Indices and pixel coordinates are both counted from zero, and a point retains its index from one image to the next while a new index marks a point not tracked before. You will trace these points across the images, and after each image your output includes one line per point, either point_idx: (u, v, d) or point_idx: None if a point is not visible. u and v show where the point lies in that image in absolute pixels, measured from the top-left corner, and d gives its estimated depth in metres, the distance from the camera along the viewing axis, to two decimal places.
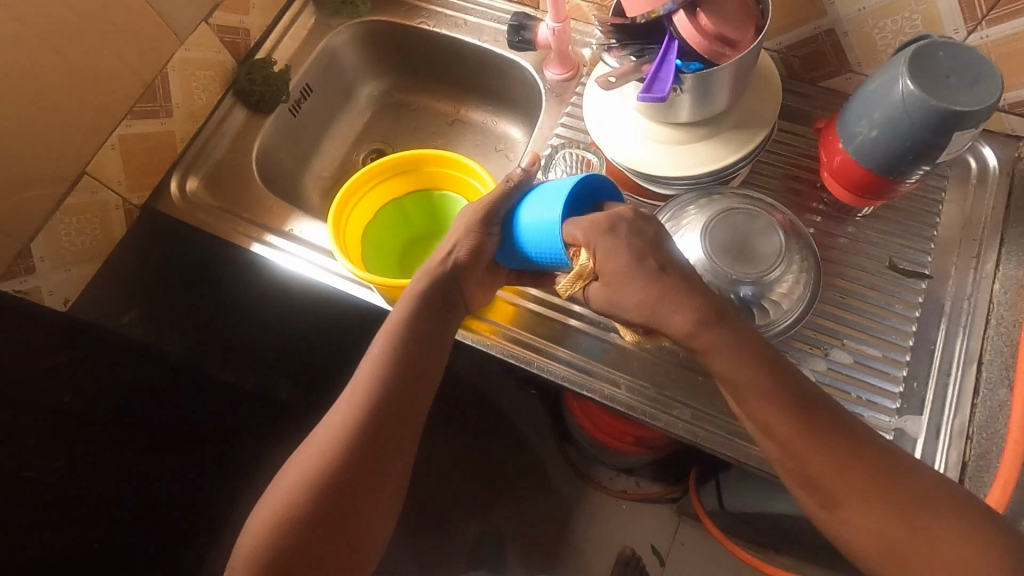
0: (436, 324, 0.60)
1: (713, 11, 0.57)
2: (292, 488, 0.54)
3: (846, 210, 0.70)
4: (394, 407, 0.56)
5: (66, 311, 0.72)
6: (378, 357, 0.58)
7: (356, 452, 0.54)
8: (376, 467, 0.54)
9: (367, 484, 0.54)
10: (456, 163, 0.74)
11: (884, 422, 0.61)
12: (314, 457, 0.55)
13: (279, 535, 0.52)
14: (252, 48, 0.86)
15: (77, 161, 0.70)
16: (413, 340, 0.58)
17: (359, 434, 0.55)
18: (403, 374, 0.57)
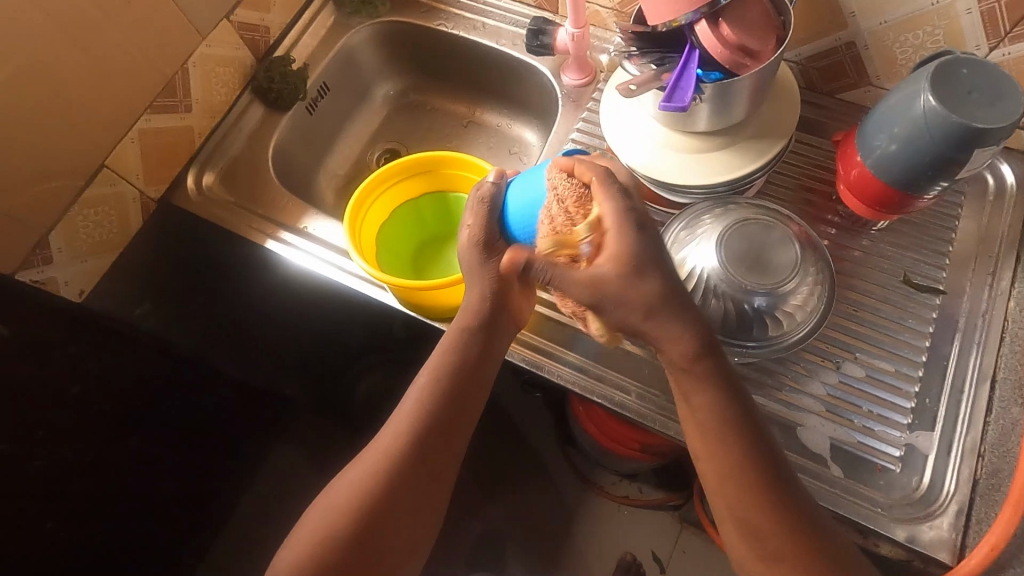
0: (482, 349, 0.61)
1: (735, 21, 0.56)
2: (338, 504, 0.56)
3: (861, 223, 0.70)
4: (441, 431, 0.59)
5: (81, 302, 0.73)
6: (426, 380, 0.60)
7: (404, 472, 0.57)
8: (422, 487, 0.57)
9: (411, 502, 0.57)
10: (471, 166, 0.75)
11: (894, 437, 0.61)
12: (364, 474, 0.57)
13: (329, 551, 0.54)
14: (271, 46, 0.87)
15: (97, 154, 0.70)
16: (461, 372, 0.60)
17: (407, 457, 0.57)
18: (450, 401, 0.59)
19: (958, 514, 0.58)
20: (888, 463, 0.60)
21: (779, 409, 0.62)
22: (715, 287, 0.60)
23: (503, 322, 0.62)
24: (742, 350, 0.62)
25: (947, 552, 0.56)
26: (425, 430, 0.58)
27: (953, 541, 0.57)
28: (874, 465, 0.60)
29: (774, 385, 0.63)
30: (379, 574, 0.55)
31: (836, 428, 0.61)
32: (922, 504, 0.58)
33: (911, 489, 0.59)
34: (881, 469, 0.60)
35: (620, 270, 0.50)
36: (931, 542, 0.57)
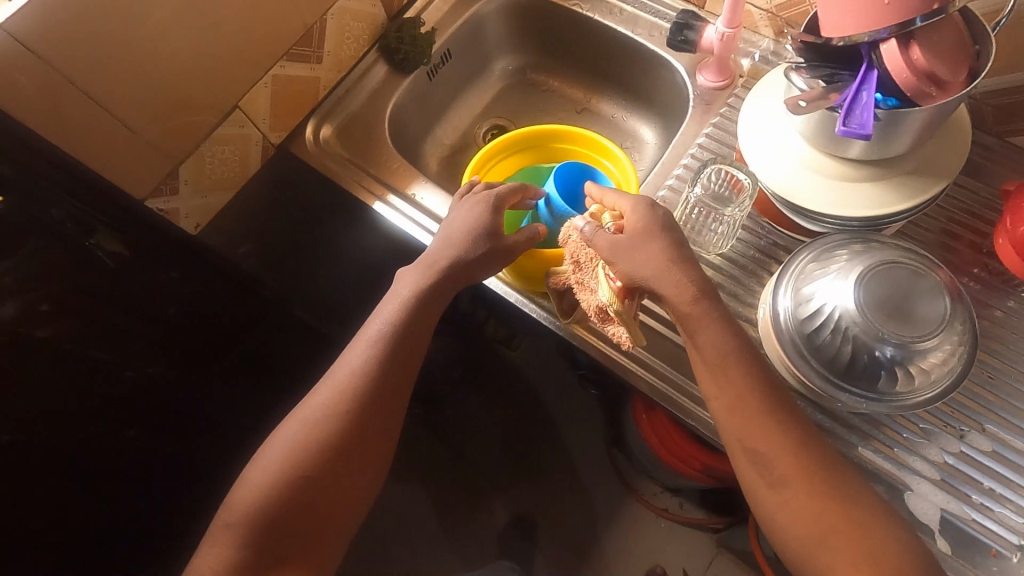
0: (425, 310, 0.63)
1: (928, 44, 0.51)
2: (296, 444, 0.59)
3: (1010, 283, 0.64)
4: (387, 381, 0.61)
5: (195, 234, 0.75)
6: (374, 339, 0.62)
7: (349, 422, 0.60)
8: (368, 439, 0.61)
9: (364, 451, 0.60)
10: (592, 143, 0.76)
11: (1017, 523, 0.55)
12: (313, 420, 0.60)
13: (283, 489, 0.58)
14: (404, 6, 0.86)
15: (232, 95, 0.71)
16: (409, 325, 0.62)
17: (356, 407, 0.60)
18: (397, 349, 0.62)
19: None
20: (1004, 549, 0.55)
21: (888, 468, 0.58)
22: (844, 330, 0.56)
23: (457, 285, 0.64)
24: (859, 401, 0.58)
25: None
26: (370, 379, 0.61)
27: None
28: (988, 548, 0.55)
29: (885, 441, 0.59)
30: (337, 508, 0.60)
31: (949, 500, 0.57)
32: None
33: None
34: (995, 554, 0.55)
35: (636, 229, 0.59)
36: None
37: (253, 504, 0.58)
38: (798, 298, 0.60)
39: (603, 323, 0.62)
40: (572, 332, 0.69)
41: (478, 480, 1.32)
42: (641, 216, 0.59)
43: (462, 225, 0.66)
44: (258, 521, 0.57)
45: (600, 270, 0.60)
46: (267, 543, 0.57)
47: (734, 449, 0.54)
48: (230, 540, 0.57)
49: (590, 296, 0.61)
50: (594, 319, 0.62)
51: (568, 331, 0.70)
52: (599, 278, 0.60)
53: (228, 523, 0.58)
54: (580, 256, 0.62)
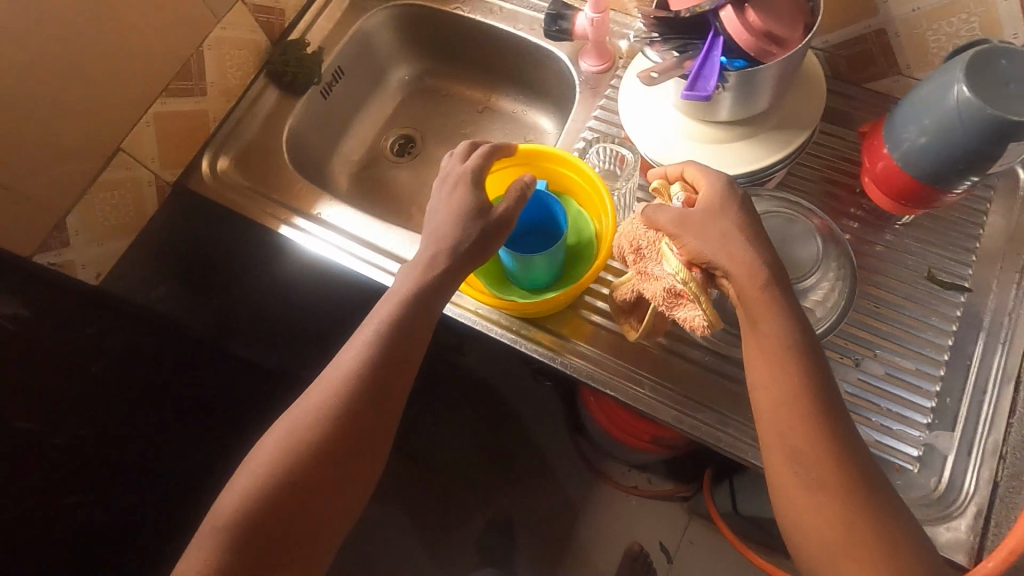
0: (423, 306, 0.58)
1: (761, 7, 0.55)
2: (277, 451, 0.54)
3: (884, 218, 0.68)
4: (383, 384, 0.56)
5: (97, 284, 0.73)
6: (372, 337, 0.57)
7: (340, 426, 0.54)
8: (361, 446, 0.55)
9: (354, 460, 0.55)
10: (581, 173, 0.71)
11: (913, 436, 0.59)
12: (300, 423, 0.55)
13: (263, 500, 0.52)
14: (286, 29, 0.86)
15: (115, 136, 0.70)
16: (409, 321, 0.57)
17: (345, 406, 0.55)
18: (395, 348, 0.57)
19: (977, 516, 0.56)
20: (905, 463, 0.58)
21: None
22: None
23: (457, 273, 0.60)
24: None
25: (963, 555, 0.55)
26: (365, 382, 0.56)
27: (971, 543, 0.55)
28: (892, 465, 0.58)
29: None
30: (321, 522, 0.53)
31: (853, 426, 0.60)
32: (941, 505, 0.56)
33: (929, 489, 0.57)
34: (898, 469, 0.58)
35: (713, 197, 0.55)
36: (947, 544, 0.55)
37: (230, 519, 0.52)
38: None
39: (670, 309, 0.57)
40: (517, 338, 0.68)
41: (451, 490, 1.32)
42: (714, 193, 0.55)
43: (453, 206, 0.62)
44: (235, 541, 0.51)
45: (666, 247, 0.56)
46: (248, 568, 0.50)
47: (766, 442, 0.51)
48: (200, 561, 0.50)
49: (658, 279, 0.57)
50: (660, 305, 0.57)
51: (513, 337, 0.68)
52: (666, 254, 0.56)
53: (197, 548, 0.51)
54: (642, 243, 0.59)
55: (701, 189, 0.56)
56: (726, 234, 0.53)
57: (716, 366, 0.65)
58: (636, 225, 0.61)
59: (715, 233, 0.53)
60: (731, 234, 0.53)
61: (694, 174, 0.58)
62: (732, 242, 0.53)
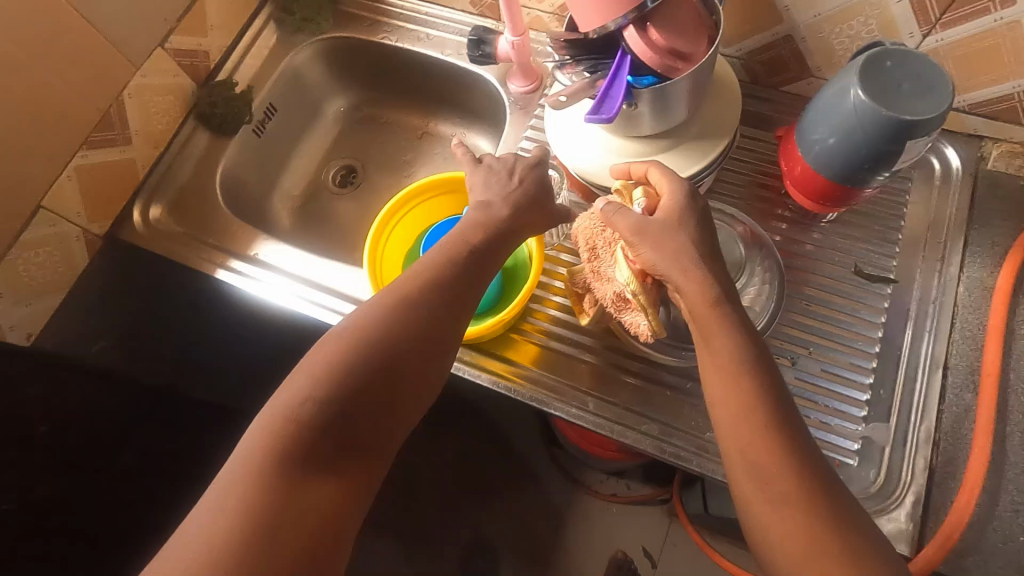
0: (500, 229, 0.58)
1: (663, 25, 0.56)
2: (342, 347, 0.51)
3: (811, 216, 0.70)
4: (457, 298, 0.55)
5: (29, 346, 0.72)
6: (451, 251, 0.57)
7: (415, 329, 0.52)
8: (429, 360, 0.53)
9: (422, 369, 0.52)
10: None
11: (851, 430, 0.60)
12: (371, 319, 0.52)
13: (334, 387, 0.49)
14: (212, 70, 0.85)
15: (34, 196, 0.68)
16: (482, 242, 0.57)
17: (418, 316, 0.53)
18: (471, 264, 0.56)
19: (915, 505, 0.57)
20: (845, 457, 0.59)
21: None
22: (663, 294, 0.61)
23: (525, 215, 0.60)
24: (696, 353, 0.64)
25: (906, 544, 0.55)
26: (442, 291, 0.54)
27: (912, 533, 0.56)
28: (832, 461, 0.59)
29: None
30: (383, 426, 0.50)
31: None
32: (880, 497, 0.57)
33: (869, 482, 0.58)
34: (839, 465, 0.59)
35: (676, 207, 0.55)
36: (890, 535, 0.56)
37: (298, 403, 0.48)
38: None
39: (619, 312, 0.60)
40: (460, 365, 0.68)
41: (429, 516, 1.30)
42: (676, 205, 0.55)
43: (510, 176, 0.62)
44: (296, 443, 0.46)
45: (621, 253, 0.57)
46: (307, 477, 0.46)
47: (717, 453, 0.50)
48: (249, 467, 0.45)
49: (611, 279, 0.59)
50: (609, 307, 0.60)
51: (457, 364, 0.68)
52: (619, 260, 0.58)
53: (244, 455, 0.46)
54: (598, 243, 0.60)
55: (664, 198, 0.56)
56: (681, 250, 0.53)
57: (660, 376, 0.66)
58: (595, 219, 0.61)
59: (669, 246, 0.53)
60: (685, 249, 0.52)
61: (662, 179, 0.57)
62: (685, 259, 0.52)
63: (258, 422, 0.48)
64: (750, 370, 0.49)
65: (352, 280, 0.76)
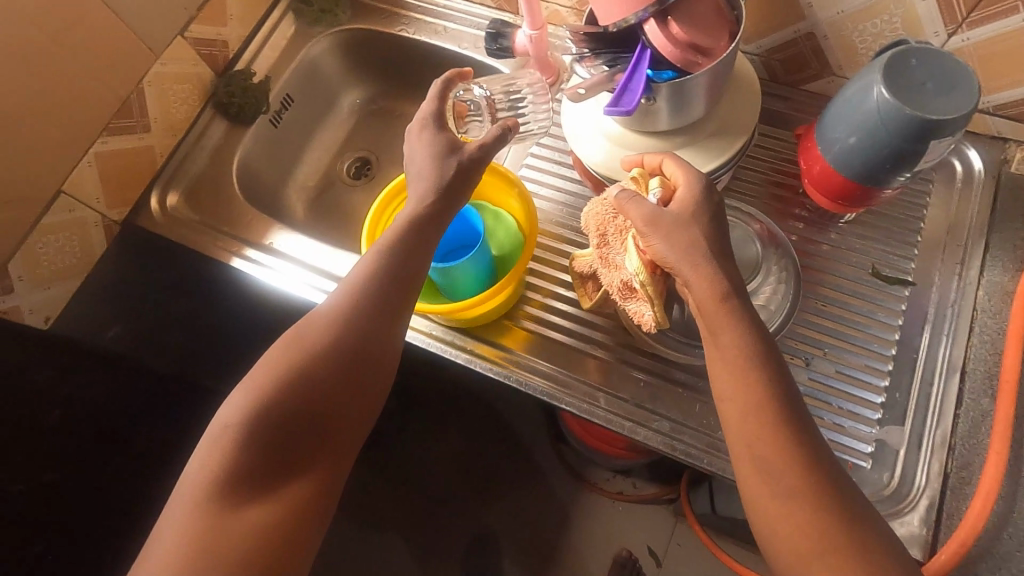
0: (425, 222, 0.57)
1: (684, 18, 0.55)
2: (273, 368, 0.51)
3: (828, 216, 0.69)
4: (386, 301, 0.54)
5: (47, 329, 0.72)
6: (372, 253, 0.56)
7: (341, 338, 0.52)
8: (362, 364, 0.53)
9: (355, 374, 0.52)
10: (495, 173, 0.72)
11: (864, 433, 0.60)
12: (300, 337, 0.53)
13: (266, 409, 0.49)
14: (231, 59, 0.86)
15: (52, 181, 0.69)
16: (405, 237, 0.56)
17: (343, 326, 0.53)
18: (395, 262, 0.55)
19: (930, 509, 0.56)
20: (858, 460, 0.59)
21: None
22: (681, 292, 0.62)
23: (446, 195, 0.58)
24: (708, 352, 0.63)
25: (919, 549, 0.55)
26: (367, 298, 0.54)
27: (925, 537, 0.55)
28: (845, 463, 0.58)
29: None
30: (323, 435, 0.51)
31: None
32: (894, 500, 0.57)
33: (882, 485, 0.57)
34: (852, 467, 0.58)
35: (693, 200, 0.54)
36: (903, 539, 0.55)
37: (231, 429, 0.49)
38: None
39: (625, 300, 0.60)
40: (470, 357, 0.68)
41: (434, 510, 1.30)
42: (691, 198, 0.54)
43: (422, 152, 0.59)
44: (232, 469, 0.47)
45: (631, 242, 0.57)
46: (252, 500, 0.47)
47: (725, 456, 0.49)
48: (192, 498, 0.47)
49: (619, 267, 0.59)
50: (614, 294, 0.59)
51: (468, 358, 0.68)
52: (630, 248, 0.57)
53: (187, 488, 0.48)
54: (609, 230, 0.60)
55: (681, 189, 0.55)
56: (694, 243, 0.52)
57: (671, 373, 0.66)
58: (607, 205, 0.60)
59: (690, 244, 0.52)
60: (699, 244, 0.52)
61: (679, 173, 0.57)
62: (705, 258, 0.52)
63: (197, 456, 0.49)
64: (762, 367, 0.48)
65: None
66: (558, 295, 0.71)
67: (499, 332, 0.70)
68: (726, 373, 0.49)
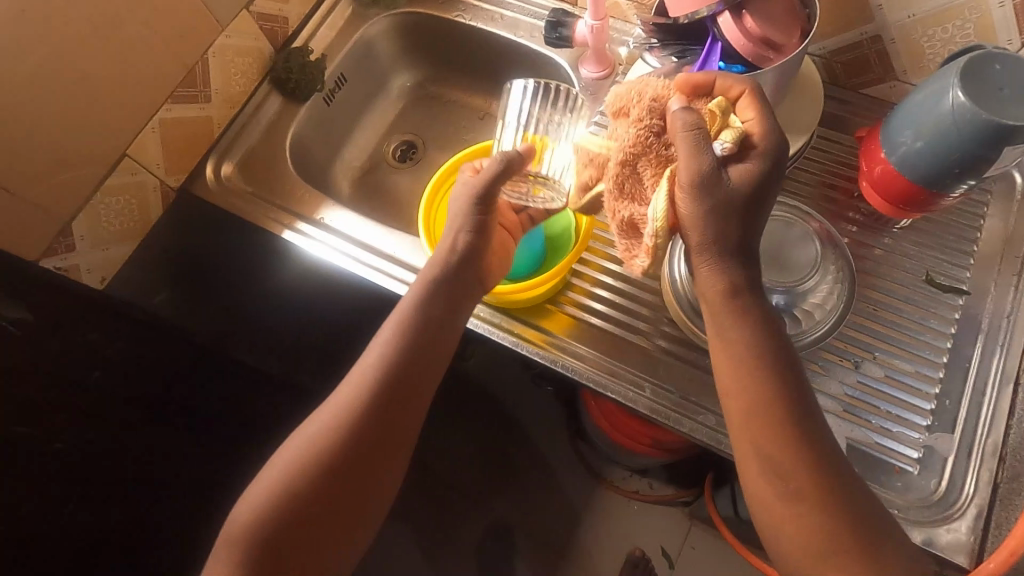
0: (444, 307, 0.61)
1: (759, 12, 0.55)
2: (292, 462, 0.56)
3: (883, 221, 0.69)
4: (401, 389, 0.58)
5: (102, 289, 0.75)
6: (388, 342, 0.59)
7: (357, 426, 0.56)
8: (380, 451, 0.57)
9: (370, 463, 0.57)
10: None
11: (912, 438, 0.59)
12: (319, 429, 0.57)
13: (285, 502, 0.54)
14: (290, 36, 0.87)
15: (118, 144, 0.71)
16: (424, 323, 0.60)
17: (360, 414, 0.57)
18: (412, 350, 0.59)
19: (977, 518, 0.56)
20: (905, 465, 0.59)
21: None
22: None
23: (468, 277, 0.62)
24: None
25: (964, 556, 0.55)
26: (383, 388, 0.58)
27: (972, 545, 0.55)
28: (891, 467, 0.59)
29: None
30: (338, 520, 0.55)
31: (852, 428, 0.60)
32: (940, 506, 0.57)
33: (929, 491, 0.58)
34: (898, 471, 0.58)
35: (761, 176, 0.49)
36: (948, 545, 0.55)
37: (253, 521, 0.54)
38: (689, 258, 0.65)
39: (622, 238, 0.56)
40: (518, 340, 0.68)
41: (450, 496, 1.31)
42: (761, 176, 0.49)
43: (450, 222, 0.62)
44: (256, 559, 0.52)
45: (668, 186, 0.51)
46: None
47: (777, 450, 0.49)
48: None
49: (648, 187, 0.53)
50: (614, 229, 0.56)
51: (514, 341, 0.69)
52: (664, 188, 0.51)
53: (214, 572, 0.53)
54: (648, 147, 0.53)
55: (750, 154, 0.49)
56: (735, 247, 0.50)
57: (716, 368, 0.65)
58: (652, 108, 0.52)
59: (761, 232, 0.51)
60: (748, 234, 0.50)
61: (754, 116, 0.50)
62: None
63: (224, 538, 0.55)
64: None
65: (404, 246, 0.77)
66: (604, 283, 0.71)
67: (545, 316, 0.70)
68: (783, 369, 0.49)
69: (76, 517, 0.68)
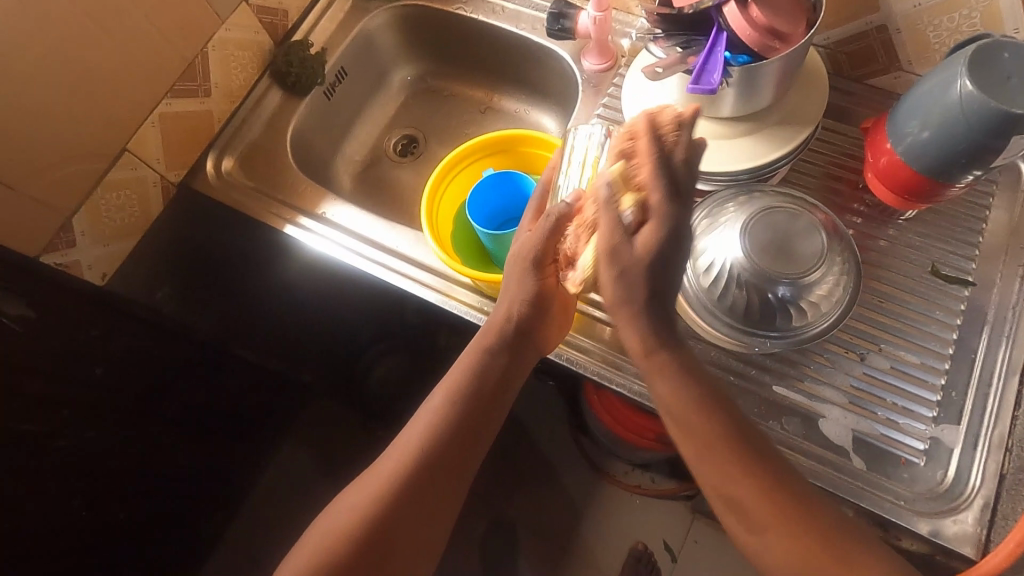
0: (499, 380, 0.58)
1: (764, 3, 0.55)
2: (332, 529, 0.53)
3: (888, 213, 0.68)
4: (450, 455, 0.55)
5: (104, 285, 0.73)
6: (438, 412, 0.56)
7: (400, 489, 0.53)
8: (426, 517, 0.53)
9: (413, 529, 0.53)
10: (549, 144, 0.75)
11: (919, 430, 0.59)
12: (363, 495, 0.54)
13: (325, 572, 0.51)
14: (290, 30, 0.87)
15: (119, 138, 0.70)
16: (477, 395, 0.57)
17: (403, 480, 0.53)
18: (462, 419, 0.56)
19: (984, 509, 0.56)
20: (911, 456, 0.59)
21: (801, 400, 0.61)
22: (739, 278, 0.60)
23: (525, 348, 0.59)
24: (764, 341, 0.62)
25: (971, 547, 0.55)
26: (430, 455, 0.54)
27: (978, 536, 0.55)
28: (898, 459, 0.59)
29: (796, 375, 0.62)
30: None
31: (858, 420, 0.60)
32: (947, 498, 0.57)
33: (935, 483, 0.58)
34: (905, 463, 0.58)
35: (606, 247, 0.48)
36: (955, 536, 0.55)
37: None
38: (694, 254, 0.63)
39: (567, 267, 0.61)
40: None
41: None
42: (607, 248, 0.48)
43: (511, 289, 0.59)
44: None
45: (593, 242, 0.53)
46: None
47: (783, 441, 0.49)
48: None
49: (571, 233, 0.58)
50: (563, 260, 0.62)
51: None
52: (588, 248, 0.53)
53: None
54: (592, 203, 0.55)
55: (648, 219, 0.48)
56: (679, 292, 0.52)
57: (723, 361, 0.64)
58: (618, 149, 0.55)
59: None
60: None
61: (654, 189, 0.48)
62: None
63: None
64: None
65: (405, 239, 0.76)
66: None
67: None
68: None
69: (77, 513, 0.72)
